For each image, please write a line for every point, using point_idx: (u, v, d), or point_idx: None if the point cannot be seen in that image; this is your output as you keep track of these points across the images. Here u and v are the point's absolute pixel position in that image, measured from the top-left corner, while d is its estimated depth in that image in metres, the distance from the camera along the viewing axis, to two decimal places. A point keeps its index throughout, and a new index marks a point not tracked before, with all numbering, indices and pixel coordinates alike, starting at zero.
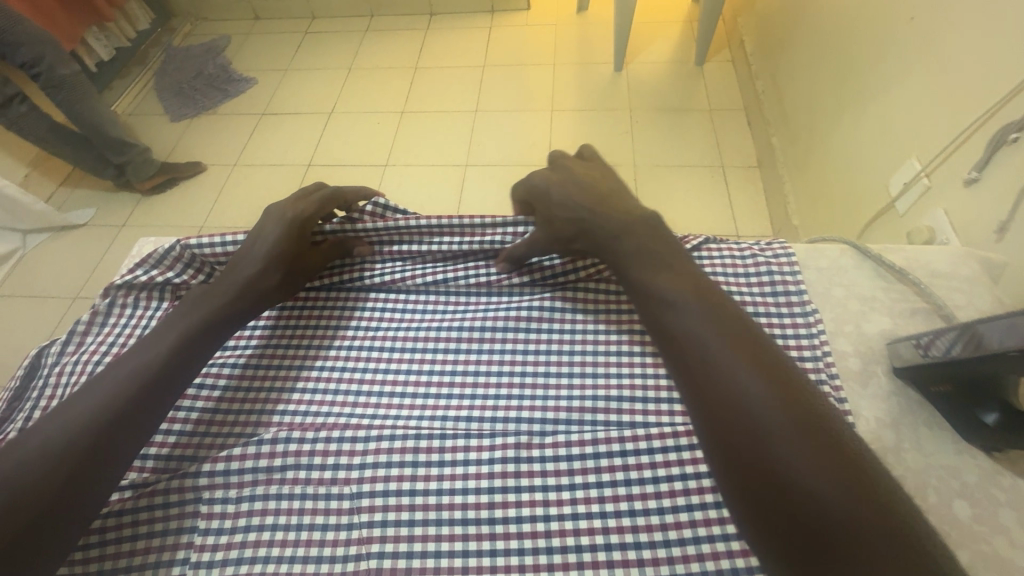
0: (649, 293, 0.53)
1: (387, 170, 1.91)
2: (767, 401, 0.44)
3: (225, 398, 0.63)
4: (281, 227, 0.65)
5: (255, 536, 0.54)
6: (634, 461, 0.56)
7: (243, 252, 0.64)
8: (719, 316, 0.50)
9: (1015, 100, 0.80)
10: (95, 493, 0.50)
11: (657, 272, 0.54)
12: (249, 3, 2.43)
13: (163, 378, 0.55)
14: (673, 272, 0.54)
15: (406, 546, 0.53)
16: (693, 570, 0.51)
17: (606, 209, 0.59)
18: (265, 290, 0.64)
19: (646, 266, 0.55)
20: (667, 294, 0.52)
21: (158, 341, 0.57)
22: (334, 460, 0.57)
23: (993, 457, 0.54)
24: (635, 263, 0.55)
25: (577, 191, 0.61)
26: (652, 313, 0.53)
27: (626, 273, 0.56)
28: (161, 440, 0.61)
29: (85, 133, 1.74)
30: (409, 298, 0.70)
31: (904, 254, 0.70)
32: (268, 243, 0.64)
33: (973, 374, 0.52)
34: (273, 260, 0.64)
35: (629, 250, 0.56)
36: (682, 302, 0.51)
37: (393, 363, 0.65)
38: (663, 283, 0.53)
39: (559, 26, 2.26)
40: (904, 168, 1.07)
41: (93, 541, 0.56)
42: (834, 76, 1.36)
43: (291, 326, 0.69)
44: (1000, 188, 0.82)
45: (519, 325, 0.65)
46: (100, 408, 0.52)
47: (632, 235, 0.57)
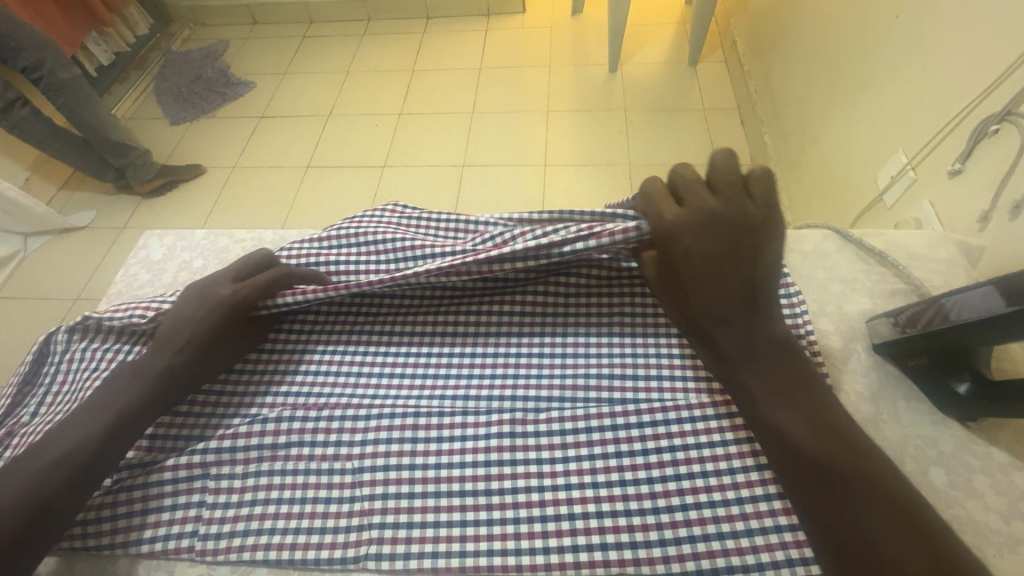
0: (781, 437, 0.48)
1: (384, 170, 1.94)
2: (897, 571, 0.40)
3: (231, 373, 0.65)
4: (220, 313, 0.59)
5: (261, 509, 0.56)
6: (624, 435, 0.58)
7: (169, 337, 0.58)
8: (855, 466, 0.44)
9: (997, 91, 0.83)
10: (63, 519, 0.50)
11: (797, 415, 0.48)
12: (247, 8, 2.47)
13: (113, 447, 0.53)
14: (805, 405, 0.48)
15: (406, 517, 0.55)
16: (681, 535, 0.53)
17: (736, 325, 0.51)
18: (189, 376, 0.58)
19: (782, 404, 0.49)
20: (795, 432, 0.47)
21: (101, 410, 0.53)
22: (337, 436, 0.59)
23: (967, 426, 0.57)
24: (767, 400, 0.49)
25: (695, 284, 0.52)
26: (782, 457, 0.48)
27: (752, 403, 0.51)
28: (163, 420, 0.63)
29: (86, 137, 1.76)
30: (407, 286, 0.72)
31: (884, 238, 0.73)
32: (198, 329, 0.58)
33: (949, 347, 0.54)
34: (202, 349, 0.58)
35: (759, 379, 0.50)
36: (825, 462, 0.46)
37: (389, 348, 0.67)
38: (802, 429, 0.47)
39: (554, 28, 2.29)
40: (891, 162, 1.10)
41: (94, 518, 0.57)
42: (824, 75, 1.39)
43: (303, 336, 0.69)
44: (982, 177, 0.84)
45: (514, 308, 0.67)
46: (65, 454, 0.51)
47: (762, 362, 0.50)
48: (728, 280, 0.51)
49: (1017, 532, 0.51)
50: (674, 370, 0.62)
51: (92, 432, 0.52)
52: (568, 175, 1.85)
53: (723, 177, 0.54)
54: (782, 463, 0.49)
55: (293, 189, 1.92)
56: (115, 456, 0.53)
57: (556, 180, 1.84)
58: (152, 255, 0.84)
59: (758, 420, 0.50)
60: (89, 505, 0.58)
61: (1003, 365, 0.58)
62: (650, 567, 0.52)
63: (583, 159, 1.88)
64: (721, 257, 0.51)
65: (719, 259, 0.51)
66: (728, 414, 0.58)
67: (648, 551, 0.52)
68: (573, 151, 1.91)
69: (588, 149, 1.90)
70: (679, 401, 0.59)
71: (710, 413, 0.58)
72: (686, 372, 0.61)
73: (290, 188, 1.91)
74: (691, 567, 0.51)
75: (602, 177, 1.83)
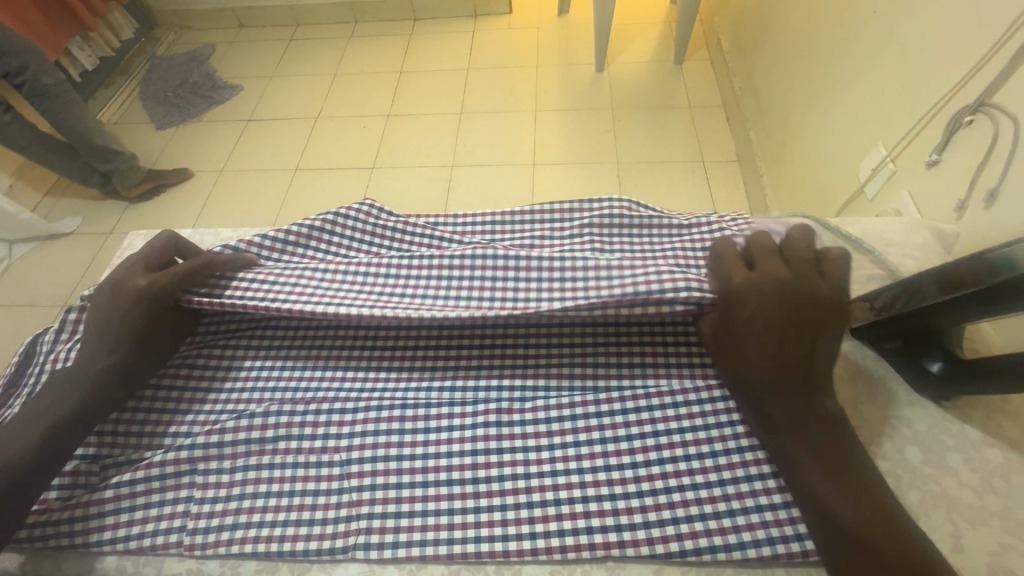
0: (820, 508, 0.47)
1: (373, 172, 1.94)
2: None
3: (191, 368, 0.66)
4: (143, 308, 0.60)
5: (249, 502, 0.57)
6: (608, 421, 0.59)
7: (94, 340, 0.58)
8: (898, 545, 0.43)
9: (971, 83, 0.85)
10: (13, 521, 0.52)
11: (841, 489, 0.47)
12: (234, 12, 2.46)
13: (52, 448, 0.54)
14: (850, 477, 0.47)
15: (395, 507, 0.56)
16: (664, 517, 0.53)
17: (782, 392, 0.51)
18: (121, 374, 0.58)
19: (825, 475, 0.48)
20: (839, 506, 0.46)
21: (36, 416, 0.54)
22: (324, 429, 0.59)
23: (943, 406, 0.58)
24: (810, 470, 0.48)
25: (748, 347, 0.53)
26: (821, 529, 0.47)
27: (793, 471, 0.50)
28: (126, 415, 0.62)
29: (71, 142, 1.75)
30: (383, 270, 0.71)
31: (861, 225, 0.75)
32: (121, 328, 0.58)
33: (922, 327, 0.56)
34: (135, 345, 0.59)
35: (803, 447, 0.49)
36: (864, 541, 0.44)
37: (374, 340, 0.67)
38: (846, 503, 0.46)
39: (540, 29, 2.31)
40: (871, 155, 1.12)
41: (78, 515, 0.57)
42: (806, 70, 1.41)
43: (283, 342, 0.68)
44: (958, 168, 0.86)
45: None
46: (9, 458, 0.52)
47: (808, 432, 0.50)
48: (784, 349, 0.51)
49: (990, 506, 0.52)
50: (654, 359, 0.63)
51: (30, 437, 0.53)
52: (556, 173, 1.86)
53: (795, 252, 0.56)
54: (820, 535, 0.47)
55: (281, 192, 1.91)
56: (57, 457, 0.54)
57: (545, 179, 1.85)
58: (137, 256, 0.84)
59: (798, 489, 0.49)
60: (74, 503, 0.58)
61: (974, 346, 0.60)
62: (635, 549, 0.52)
63: (571, 158, 1.90)
64: (782, 325, 0.52)
65: (780, 326, 0.52)
66: (711, 399, 0.59)
67: (632, 533, 0.53)
68: (561, 150, 1.92)
69: (576, 148, 1.92)
70: (662, 388, 0.60)
71: (692, 398, 0.59)
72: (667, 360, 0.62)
73: (279, 191, 1.91)
74: (674, 548, 0.52)
75: (590, 175, 1.85)
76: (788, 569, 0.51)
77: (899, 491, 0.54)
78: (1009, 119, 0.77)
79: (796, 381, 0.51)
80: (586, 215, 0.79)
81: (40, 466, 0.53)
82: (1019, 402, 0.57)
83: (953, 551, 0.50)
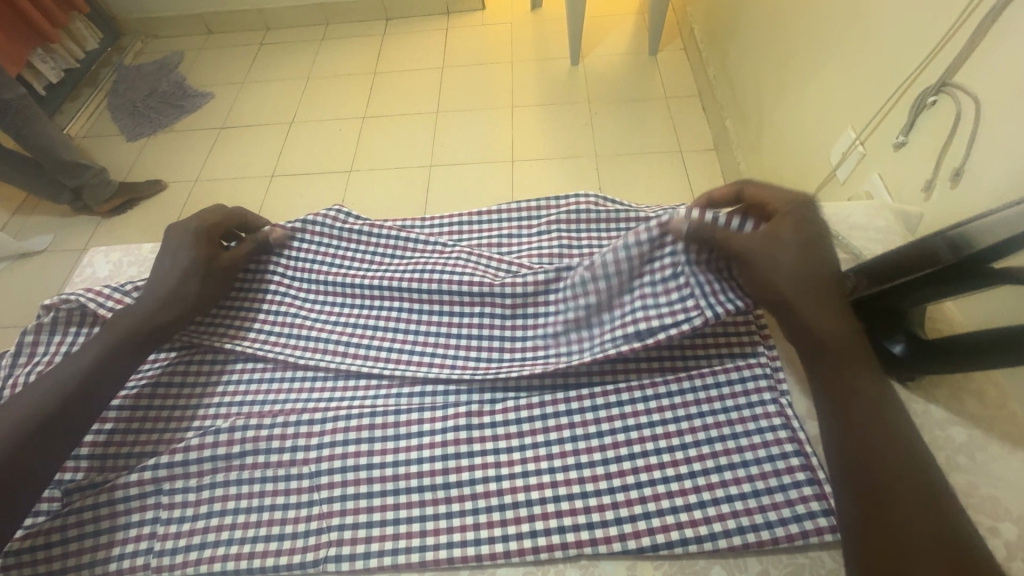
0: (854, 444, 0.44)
1: (352, 175, 1.91)
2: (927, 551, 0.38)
3: (157, 387, 0.64)
4: (188, 242, 0.65)
5: (218, 520, 0.56)
6: (578, 419, 0.59)
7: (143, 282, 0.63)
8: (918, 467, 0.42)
9: (930, 67, 0.85)
10: (69, 440, 0.54)
11: (873, 411, 0.45)
12: (201, 18, 2.41)
13: (104, 372, 0.56)
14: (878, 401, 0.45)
15: (366, 517, 0.55)
16: (636, 512, 0.53)
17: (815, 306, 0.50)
18: (190, 296, 0.63)
19: (859, 394, 0.46)
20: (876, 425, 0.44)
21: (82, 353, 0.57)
22: (293, 442, 0.58)
23: (907, 387, 0.59)
24: (851, 400, 0.46)
25: (781, 267, 0.52)
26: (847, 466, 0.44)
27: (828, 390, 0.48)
28: (88, 440, 0.60)
29: (36, 158, 1.70)
30: (347, 276, 0.69)
31: (826, 210, 0.75)
32: (172, 263, 0.63)
33: (881, 313, 0.56)
34: (186, 275, 0.63)
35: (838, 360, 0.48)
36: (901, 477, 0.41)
37: (342, 343, 0.66)
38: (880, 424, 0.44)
39: (514, 24, 2.29)
40: (841, 139, 1.13)
41: (38, 544, 0.56)
42: (777, 57, 1.41)
43: (252, 362, 0.66)
44: (924, 149, 0.87)
45: (474, 297, 0.65)
46: (60, 385, 0.54)
47: (852, 358, 0.47)
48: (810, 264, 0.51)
49: (955, 483, 0.53)
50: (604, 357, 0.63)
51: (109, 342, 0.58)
52: (536, 169, 1.85)
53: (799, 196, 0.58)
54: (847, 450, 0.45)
55: (259, 200, 1.88)
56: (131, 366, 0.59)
57: (525, 176, 1.85)
58: (99, 271, 0.82)
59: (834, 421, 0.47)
60: (36, 532, 0.56)
61: (937, 326, 0.60)
62: (607, 546, 0.52)
63: (550, 153, 1.89)
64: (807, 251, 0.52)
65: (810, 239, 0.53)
66: (681, 391, 0.59)
67: (604, 530, 0.53)
68: (539, 146, 1.91)
69: (555, 143, 1.91)
70: (632, 383, 0.60)
71: (662, 391, 0.59)
72: (632, 373, 0.62)
73: (257, 199, 1.88)
74: (646, 543, 0.52)
75: (569, 169, 1.84)
76: (760, 557, 0.51)
77: None
78: (971, 98, 0.77)
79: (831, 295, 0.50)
80: (552, 212, 0.78)
81: (95, 386, 0.56)
82: (981, 379, 0.58)
83: None
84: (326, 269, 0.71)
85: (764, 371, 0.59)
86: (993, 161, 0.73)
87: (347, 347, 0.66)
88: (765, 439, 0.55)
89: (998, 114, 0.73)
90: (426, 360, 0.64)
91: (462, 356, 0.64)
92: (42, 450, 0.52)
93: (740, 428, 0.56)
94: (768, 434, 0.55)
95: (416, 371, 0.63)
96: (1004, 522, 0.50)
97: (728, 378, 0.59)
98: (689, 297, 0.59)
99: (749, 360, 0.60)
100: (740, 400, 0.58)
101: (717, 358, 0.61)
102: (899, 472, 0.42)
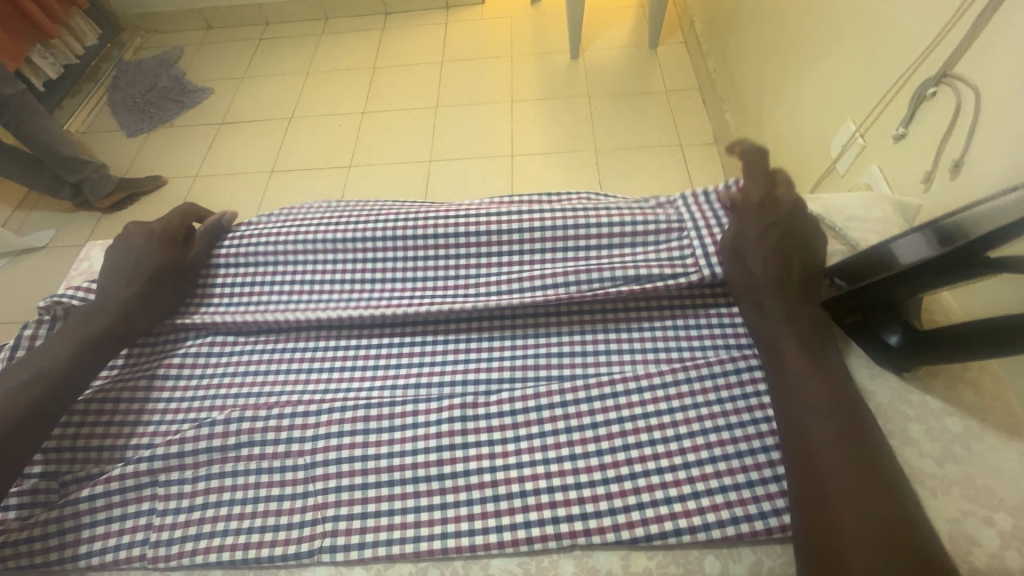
0: (800, 427, 0.48)
1: (351, 171, 1.91)
2: (847, 493, 0.43)
3: (150, 379, 0.64)
4: (154, 241, 0.66)
5: (213, 512, 0.56)
6: (574, 411, 0.58)
7: (101, 283, 0.63)
8: (847, 425, 0.47)
9: (930, 57, 0.84)
10: (33, 439, 0.54)
11: (816, 379, 0.50)
12: (200, 13, 2.40)
13: (73, 370, 0.57)
14: (819, 373, 0.51)
15: (361, 508, 0.55)
16: (629, 503, 0.54)
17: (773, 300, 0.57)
18: (156, 296, 0.64)
19: (803, 365, 0.52)
20: (813, 392, 0.50)
21: (47, 352, 0.57)
22: (287, 434, 0.58)
23: (904, 378, 0.58)
24: (800, 384, 0.51)
25: (753, 261, 0.59)
26: (792, 445, 0.49)
27: (776, 364, 0.54)
28: (81, 431, 0.61)
29: (37, 154, 1.70)
30: (336, 239, 0.67)
31: (824, 201, 0.75)
32: (134, 266, 0.64)
33: (874, 301, 0.56)
34: (154, 279, 0.64)
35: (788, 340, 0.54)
36: (841, 461, 0.45)
37: (341, 302, 0.66)
38: (817, 390, 0.50)
39: (514, 18, 2.28)
40: (841, 132, 1.12)
41: (37, 534, 0.56)
42: (778, 49, 1.40)
43: (246, 352, 0.66)
44: (925, 141, 0.86)
45: (469, 264, 0.67)
46: (28, 381, 0.55)
47: (800, 345, 0.53)
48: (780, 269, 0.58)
49: (950, 474, 0.53)
50: (597, 346, 0.63)
51: (76, 339, 0.58)
52: (536, 164, 1.85)
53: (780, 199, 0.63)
54: (787, 413, 0.50)
55: (259, 194, 1.88)
56: (97, 364, 0.59)
57: (524, 170, 1.84)
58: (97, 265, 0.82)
59: (783, 404, 0.51)
60: (33, 522, 0.56)
61: (934, 317, 0.60)
62: (600, 536, 0.53)
63: (550, 146, 1.89)
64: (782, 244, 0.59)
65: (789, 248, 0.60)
66: (676, 382, 0.58)
67: (599, 521, 0.53)
68: (540, 139, 1.91)
69: (556, 137, 1.91)
70: (627, 373, 0.60)
71: (656, 382, 0.59)
72: (633, 366, 0.61)
73: (257, 194, 1.88)
74: (640, 533, 0.52)
75: (569, 163, 1.84)
76: (752, 546, 0.52)
77: None
78: (972, 90, 0.77)
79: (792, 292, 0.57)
80: (545, 205, 0.78)
81: (67, 382, 0.56)
82: (976, 370, 0.58)
83: None
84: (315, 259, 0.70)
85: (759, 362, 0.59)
86: (993, 152, 0.72)
87: (343, 342, 0.66)
88: (759, 430, 0.55)
89: (999, 104, 0.72)
90: (418, 350, 0.65)
91: (454, 355, 0.64)
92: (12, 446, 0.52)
93: (734, 419, 0.56)
94: (762, 424, 0.55)
95: (412, 367, 0.63)
96: (999, 512, 0.50)
97: (723, 369, 0.59)
98: (688, 253, 0.63)
99: (743, 352, 0.60)
100: (735, 392, 0.57)
101: (710, 350, 0.61)
102: (822, 438, 0.47)
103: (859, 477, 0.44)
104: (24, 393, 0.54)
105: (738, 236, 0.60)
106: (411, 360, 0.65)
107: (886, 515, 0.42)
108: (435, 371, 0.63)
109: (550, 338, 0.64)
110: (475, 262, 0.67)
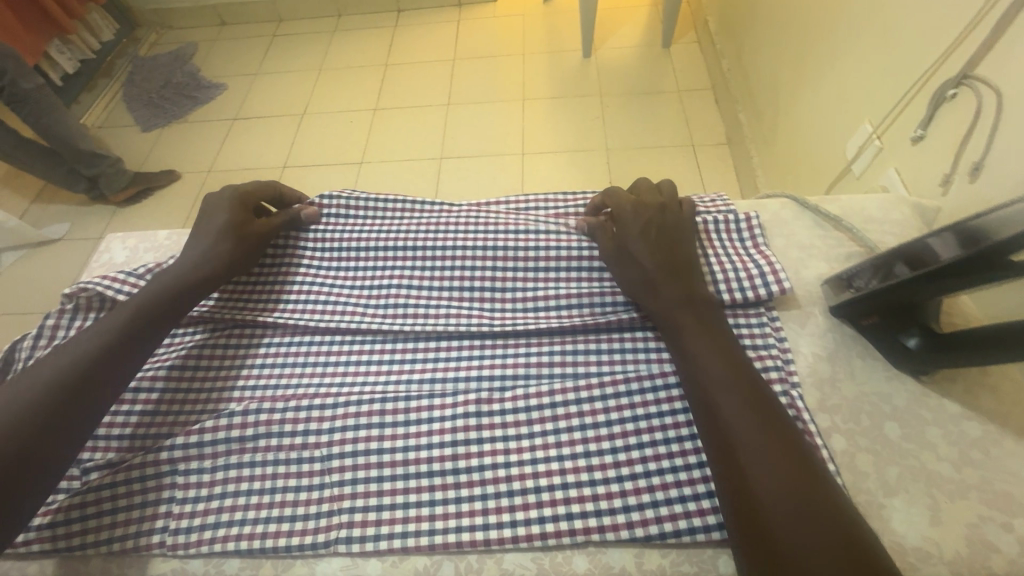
0: (714, 413, 0.50)
1: (362, 167, 1.92)
2: (767, 470, 0.46)
3: (188, 367, 0.65)
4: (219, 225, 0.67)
5: (231, 501, 0.57)
6: (588, 408, 0.59)
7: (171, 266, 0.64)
8: (753, 404, 0.50)
9: (951, 57, 0.83)
10: (94, 412, 0.53)
11: (720, 363, 0.53)
12: (215, 10, 2.42)
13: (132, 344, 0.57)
14: (720, 357, 0.54)
15: (376, 500, 0.56)
16: (643, 501, 0.54)
17: (666, 291, 0.59)
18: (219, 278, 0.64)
19: (705, 351, 0.54)
20: (720, 377, 0.52)
21: (104, 326, 0.57)
22: (304, 426, 0.59)
23: (921, 381, 0.58)
24: (706, 371, 0.53)
25: (639, 256, 0.61)
26: (709, 429, 0.50)
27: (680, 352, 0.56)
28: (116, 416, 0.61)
29: (55, 147, 1.73)
30: (360, 237, 0.72)
31: (841, 202, 0.74)
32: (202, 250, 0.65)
33: (892, 302, 0.56)
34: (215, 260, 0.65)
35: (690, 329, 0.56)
36: (758, 446, 0.47)
37: (362, 302, 0.68)
38: (723, 375, 0.52)
39: (525, 16, 2.28)
40: (858, 132, 1.10)
41: (60, 520, 0.57)
42: (794, 47, 1.38)
43: (286, 345, 0.67)
44: (943, 144, 0.85)
45: (485, 262, 0.68)
46: (88, 354, 0.54)
47: (699, 332, 0.56)
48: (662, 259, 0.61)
49: (968, 478, 0.52)
50: (612, 344, 0.63)
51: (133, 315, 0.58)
52: (547, 163, 1.85)
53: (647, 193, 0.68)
54: (699, 400, 0.52)
55: None
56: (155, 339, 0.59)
57: (535, 169, 1.84)
58: (116, 257, 0.83)
59: (694, 395, 0.53)
60: (57, 508, 0.57)
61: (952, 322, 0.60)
62: (614, 533, 0.53)
63: (561, 144, 1.88)
64: (660, 237, 0.63)
65: (669, 237, 0.63)
66: None
67: (612, 518, 0.53)
68: (551, 138, 1.90)
69: (568, 135, 1.90)
70: (642, 371, 0.60)
71: (671, 380, 0.59)
72: (651, 365, 0.61)
73: None
74: (654, 531, 0.52)
75: (580, 162, 1.84)
76: None
77: (877, 468, 0.54)
78: (993, 92, 0.76)
79: (681, 279, 0.60)
80: (559, 204, 0.78)
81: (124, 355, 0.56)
82: (996, 374, 0.58)
83: (930, 525, 0.51)
84: (334, 255, 0.72)
85: (775, 363, 0.59)
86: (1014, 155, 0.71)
87: (362, 337, 0.66)
88: None
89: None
90: (434, 345, 0.65)
91: (469, 350, 0.64)
92: (72, 418, 0.51)
93: None
94: None
95: (428, 363, 0.64)
96: (1018, 518, 0.50)
97: None
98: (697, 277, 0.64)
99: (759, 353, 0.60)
100: None
101: None
102: (736, 421, 0.49)
103: (771, 456, 0.46)
104: (85, 365, 0.53)
105: (619, 241, 0.63)
106: (426, 356, 0.65)
107: (806, 485, 0.45)
108: (449, 365, 0.64)
109: (565, 338, 0.64)
110: (490, 259, 0.68)
